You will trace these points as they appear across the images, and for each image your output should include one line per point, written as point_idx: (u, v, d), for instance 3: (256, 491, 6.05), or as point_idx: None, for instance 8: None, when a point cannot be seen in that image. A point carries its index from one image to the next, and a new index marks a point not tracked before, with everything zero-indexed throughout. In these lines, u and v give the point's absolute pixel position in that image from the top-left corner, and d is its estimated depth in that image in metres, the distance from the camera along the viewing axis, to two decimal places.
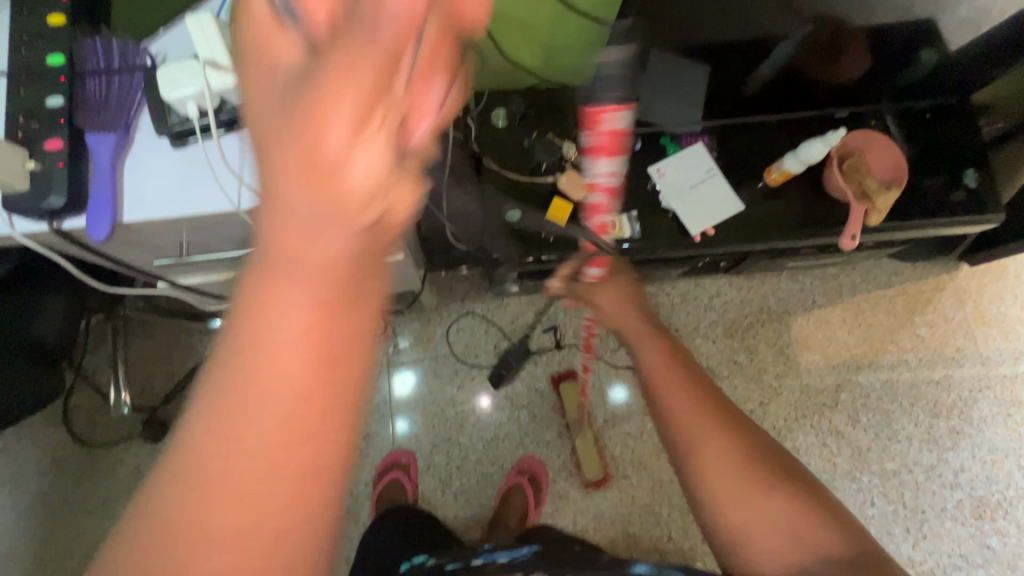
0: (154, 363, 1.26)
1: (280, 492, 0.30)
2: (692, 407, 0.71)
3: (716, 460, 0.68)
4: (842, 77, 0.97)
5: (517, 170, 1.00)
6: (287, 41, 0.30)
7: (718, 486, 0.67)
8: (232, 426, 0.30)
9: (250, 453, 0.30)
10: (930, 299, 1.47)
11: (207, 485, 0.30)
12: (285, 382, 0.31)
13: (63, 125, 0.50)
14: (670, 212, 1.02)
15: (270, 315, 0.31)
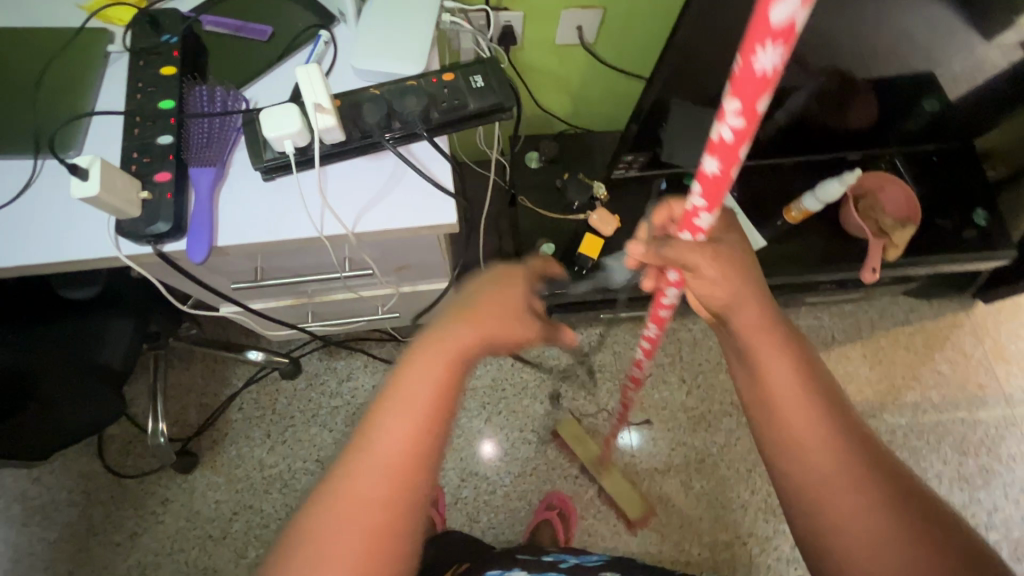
0: (190, 394, 1.29)
1: (405, 479, 0.46)
2: (795, 406, 0.51)
3: (854, 510, 0.47)
4: (850, 124, 1.05)
5: (550, 208, 1.06)
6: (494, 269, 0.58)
7: (842, 517, 0.47)
8: (385, 433, 0.47)
9: (389, 461, 0.47)
10: (949, 336, 1.50)
11: (361, 485, 0.46)
12: (392, 450, 0.47)
13: (172, 160, 0.56)
14: None
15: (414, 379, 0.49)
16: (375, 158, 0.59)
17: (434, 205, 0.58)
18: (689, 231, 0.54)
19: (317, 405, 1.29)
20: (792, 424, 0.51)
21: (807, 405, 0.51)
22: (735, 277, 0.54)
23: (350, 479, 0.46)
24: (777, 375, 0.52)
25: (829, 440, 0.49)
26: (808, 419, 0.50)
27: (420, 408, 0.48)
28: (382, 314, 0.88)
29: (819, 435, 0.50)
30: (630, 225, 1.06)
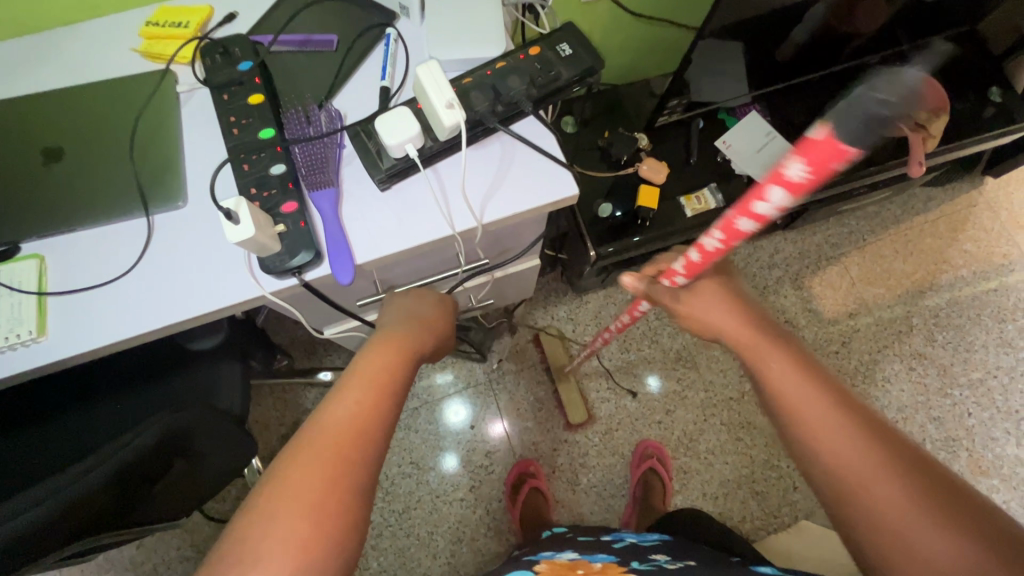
0: (271, 427, 1.29)
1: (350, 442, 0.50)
2: (792, 384, 0.55)
3: (871, 462, 0.47)
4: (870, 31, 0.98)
5: (597, 168, 1.06)
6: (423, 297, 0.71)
7: (857, 476, 0.47)
8: (334, 407, 0.53)
9: (337, 429, 0.51)
10: (968, 216, 1.57)
11: (313, 447, 0.49)
12: (360, 401, 0.54)
13: (294, 188, 0.55)
14: (745, 177, 1.07)
15: (356, 374, 0.57)
16: (486, 145, 0.59)
17: (556, 177, 0.59)
18: (670, 280, 0.67)
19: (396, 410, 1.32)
20: (789, 404, 0.53)
21: (804, 387, 0.54)
22: (720, 305, 0.65)
23: (321, 427, 0.51)
24: (775, 368, 0.57)
25: (830, 414, 0.51)
26: (808, 400, 0.53)
27: (383, 372, 0.58)
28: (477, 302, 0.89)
29: (818, 410, 0.52)
30: (677, 170, 1.07)
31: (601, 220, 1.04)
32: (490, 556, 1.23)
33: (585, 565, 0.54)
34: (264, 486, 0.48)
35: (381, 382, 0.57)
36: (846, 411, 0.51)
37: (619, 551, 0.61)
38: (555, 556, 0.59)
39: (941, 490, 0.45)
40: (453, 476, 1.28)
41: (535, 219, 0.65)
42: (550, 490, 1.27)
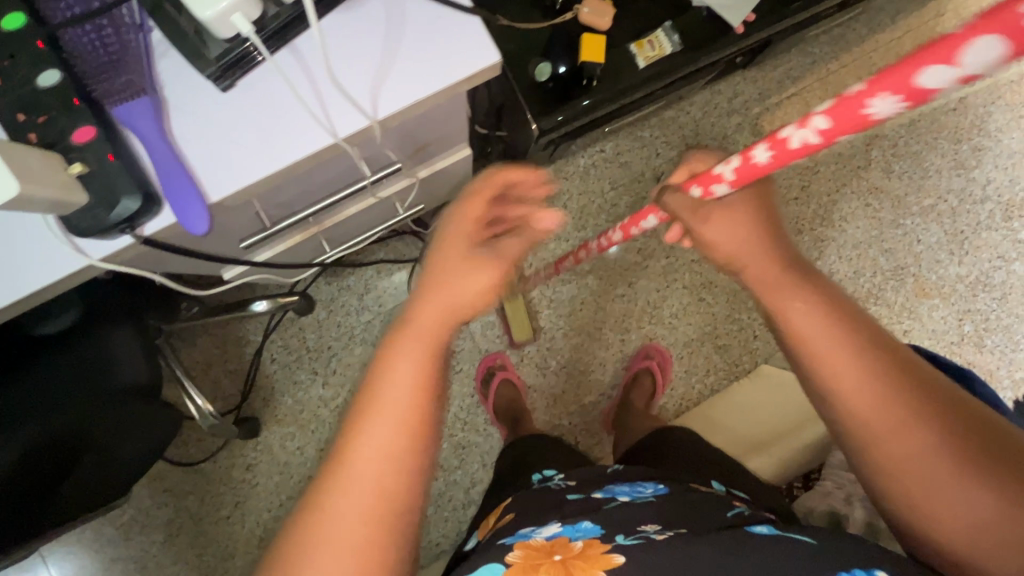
0: (215, 366, 1.19)
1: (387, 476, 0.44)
2: (820, 339, 0.49)
3: (883, 427, 0.46)
4: None
5: (527, 18, 0.85)
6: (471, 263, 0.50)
7: (881, 436, 0.47)
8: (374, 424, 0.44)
9: (379, 460, 0.44)
10: (934, 28, 1.44)
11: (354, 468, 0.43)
12: (395, 441, 0.44)
13: (81, 105, 0.38)
14: (704, 9, 0.89)
15: (401, 364, 0.46)
16: (360, 6, 0.42)
17: (464, 43, 0.43)
18: (701, 188, 0.56)
19: (350, 328, 1.22)
20: (834, 369, 0.48)
21: (849, 346, 0.48)
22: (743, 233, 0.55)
23: (338, 493, 0.43)
24: (809, 321, 0.49)
25: (871, 387, 0.47)
26: (845, 359, 0.48)
27: (417, 414, 0.45)
28: (406, 212, 0.75)
29: (850, 365, 0.47)
30: (625, 9, 0.88)
31: (539, 85, 0.86)
32: (470, 448, 1.25)
33: (563, 548, 0.51)
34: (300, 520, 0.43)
35: (422, 423, 0.45)
36: (894, 387, 0.46)
37: (607, 509, 0.57)
38: (531, 534, 0.54)
39: (972, 453, 0.45)
40: None
41: (448, 103, 0.50)
42: (520, 379, 1.26)
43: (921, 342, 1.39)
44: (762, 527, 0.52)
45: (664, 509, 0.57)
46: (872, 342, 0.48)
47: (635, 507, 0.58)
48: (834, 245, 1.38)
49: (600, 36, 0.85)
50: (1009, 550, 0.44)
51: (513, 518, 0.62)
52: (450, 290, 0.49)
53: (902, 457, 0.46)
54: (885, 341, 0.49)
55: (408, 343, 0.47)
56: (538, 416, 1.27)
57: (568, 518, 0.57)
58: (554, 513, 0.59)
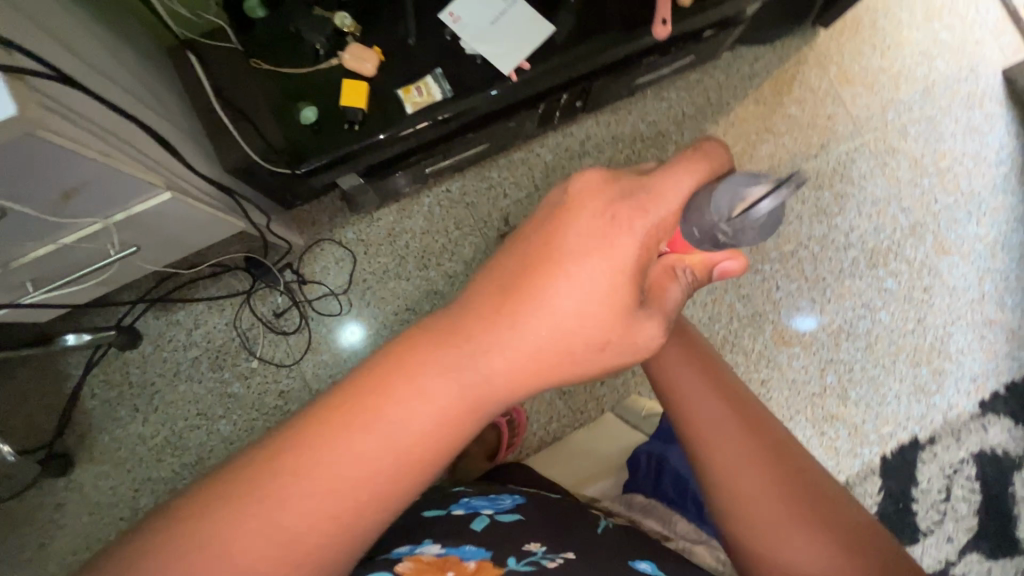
0: (33, 400, 1.17)
1: (343, 512, 0.45)
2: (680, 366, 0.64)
3: (749, 471, 0.56)
4: None
5: (295, 63, 0.88)
6: (568, 288, 0.51)
7: (752, 504, 0.55)
8: (340, 448, 0.45)
9: (346, 475, 0.45)
10: (795, 75, 1.45)
11: (321, 491, 0.44)
12: (366, 467, 0.45)
13: None
14: (478, 57, 0.90)
15: (419, 383, 0.47)
16: None
17: None
18: None
19: (175, 364, 1.20)
20: (683, 407, 0.62)
21: (765, 467, 0.57)
22: (628, 266, 0.53)
23: (347, 434, 0.45)
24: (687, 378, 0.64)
25: (715, 400, 0.61)
26: (697, 393, 0.62)
27: (404, 452, 0.46)
28: (118, 253, 0.73)
29: (704, 399, 0.62)
30: (395, 60, 0.89)
31: (307, 128, 0.87)
32: None
33: (455, 566, 0.54)
34: (220, 488, 0.45)
35: (406, 464, 0.47)
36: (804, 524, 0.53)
37: (481, 533, 0.62)
38: (420, 551, 0.57)
39: (849, 537, 0.53)
40: (245, 423, 1.20)
41: (29, 155, 0.49)
42: None
43: (780, 393, 1.35)
44: (646, 564, 0.60)
45: (539, 532, 0.62)
46: (722, 383, 0.64)
47: (478, 532, 0.62)
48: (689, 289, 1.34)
49: (364, 82, 0.87)
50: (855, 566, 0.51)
51: (382, 539, 0.65)
52: (531, 321, 0.50)
53: (761, 512, 0.55)
54: (819, 521, 0.54)
55: (421, 363, 0.48)
56: None
57: (450, 538, 0.60)
58: (422, 529, 0.64)
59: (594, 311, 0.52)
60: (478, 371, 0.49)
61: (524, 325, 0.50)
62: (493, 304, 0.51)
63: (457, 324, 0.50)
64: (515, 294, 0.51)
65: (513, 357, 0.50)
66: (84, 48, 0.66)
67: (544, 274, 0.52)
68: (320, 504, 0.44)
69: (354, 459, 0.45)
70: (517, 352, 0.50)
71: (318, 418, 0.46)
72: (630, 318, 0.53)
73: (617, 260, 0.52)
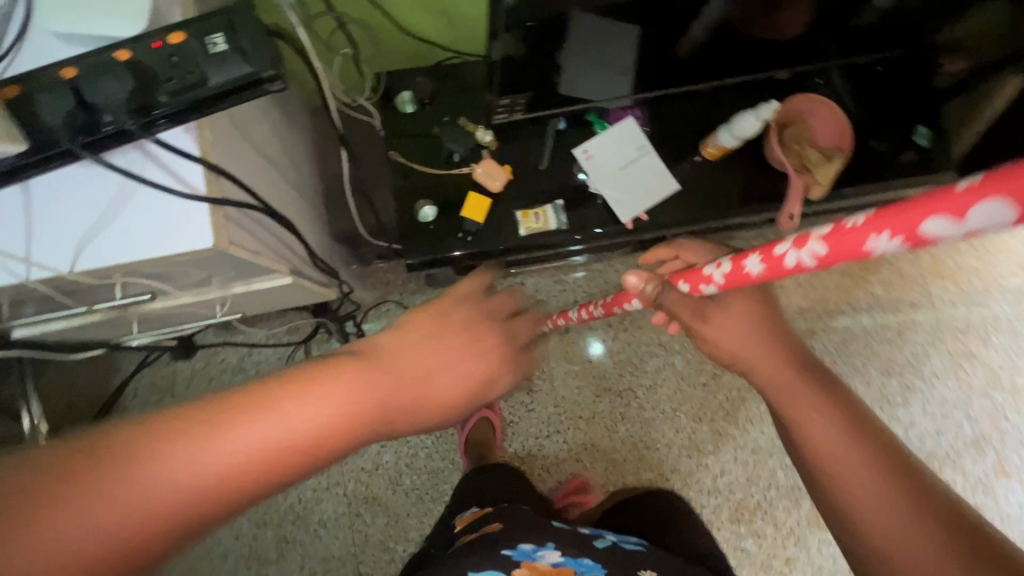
0: (79, 386, 1.19)
1: (212, 496, 0.40)
2: (788, 374, 0.57)
3: (857, 474, 0.49)
4: (780, 32, 0.83)
5: (429, 161, 0.90)
6: (445, 340, 0.55)
7: (872, 514, 0.48)
8: (202, 448, 0.40)
9: (215, 468, 0.40)
10: (887, 254, 1.43)
11: (171, 480, 0.39)
12: (243, 461, 0.41)
13: None
14: (599, 198, 0.93)
15: (292, 395, 0.44)
16: (98, 171, 0.49)
17: (178, 227, 0.48)
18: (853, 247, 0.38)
19: (220, 385, 1.22)
20: (817, 443, 0.52)
21: (880, 483, 0.48)
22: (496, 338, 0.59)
23: (224, 429, 0.41)
24: (806, 409, 0.54)
25: (823, 409, 0.54)
26: (805, 396, 0.55)
27: (300, 432, 0.44)
28: (223, 315, 0.77)
29: (811, 419, 0.54)
30: (521, 181, 0.92)
31: (422, 226, 0.90)
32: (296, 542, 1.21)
33: None
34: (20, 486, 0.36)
35: (308, 448, 0.44)
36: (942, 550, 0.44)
37: (598, 553, 0.78)
38: (536, 556, 0.74)
39: (991, 569, 0.43)
40: None
41: (197, 261, 0.55)
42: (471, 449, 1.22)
43: None
44: None
45: (651, 563, 0.77)
46: (836, 395, 0.56)
47: (594, 549, 0.79)
48: (733, 444, 1.29)
49: (488, 198, 0.90)
50: None
51: (504, 526, 0.80)
52: (422, 358, 0.53)
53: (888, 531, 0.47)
54: (939, 544, 0.44)
55: (305, 380, 0.45)
56: (374, 532, 1.22)
57: (564, 547, 0.77)
58: (544, 531, 0.79)
59: (471, 359, 0.56)
60: (358, 392, 0.48)
61: (410, 361, 0.53)
62: (372, 348, 0.53)
63: (333, 360, 0.49)
64: (393, 347, 0.53)
65: (394, 391, 0.50)
66: (259, 132, 0.70)
67: (431, 332, 0.56)
68: (204, 490, 0.40)
69: (226, 455, 0.41)
70: (401, 384, 0.51)
71: (203, 417, 0.41)
72: (488, 378, 0.57)
73: (484, 338, 0.58)
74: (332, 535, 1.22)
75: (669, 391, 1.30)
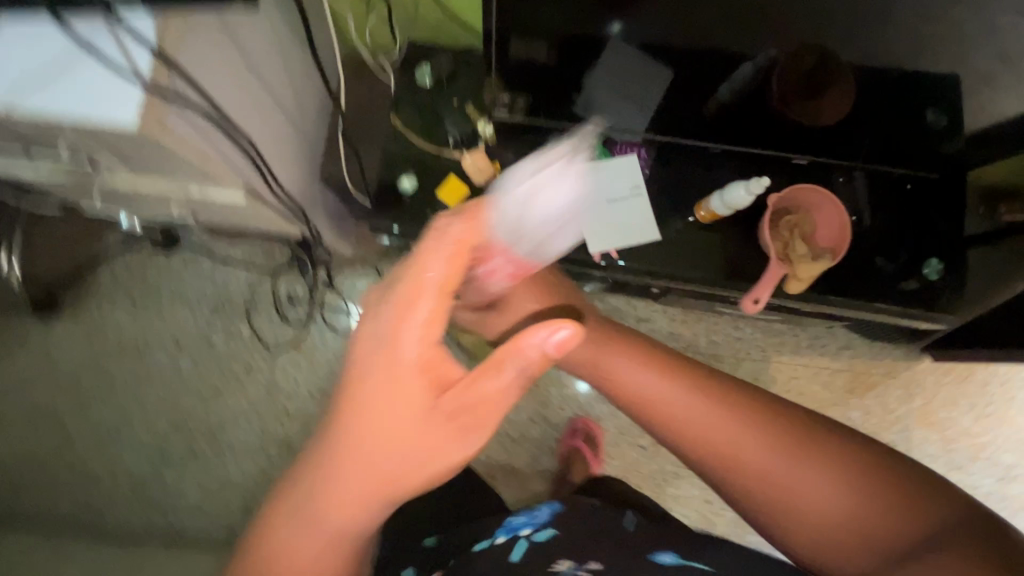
0: (65, 245, 1.25)
1: (328, 548, 0.58)
2: (670, 393, 0.67)
3: (747, 451, 0.62)
4: (815, 119, 0.86)
5: (426, 135, 0.92)
6: (398, 360, 0.56)
7: (792, 503, 0.60)
8: (279, 541, 0.58)
9: (309, 547, 0.57)
10: (877, 383, 1.34)
11: (304, 561, 0.58)
12: (316, 542, 0.57)
13: None
14: (576, 222, 0.92)
15: (325, 478, 0.56)
16: (57, 34, 0.54)
17: (110, 103, 0.53)
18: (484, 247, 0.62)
19: (185, 285, 1.25)
20: (691, 428, 0.64)
21: (762, 445, 0.62)
22: (435, 348, 0.57)
23: (285, 528, 0.58)
24: (620, 364, 0.71)
25: (696, 395, 0.66)
26: (665, 391, 0.67)
27: (352, 488, 0.56)
28: (180, 212, 0.83)
29: (688, 402, 0.65)
30: None
31: (399, 194, 0.91)
32: (196, 460, 1.21)
33: None
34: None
35: (363, 502, 0.56)
36: (819, 473, 0.60)
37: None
38: None
39: (842, 473, 0.59)
40: (203, 371, 1.24)
41: (134, 146, 0.59)
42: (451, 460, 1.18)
43: None
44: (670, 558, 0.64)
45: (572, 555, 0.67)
46: (682, 373, 0.68)
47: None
48: None
49: (468, 187, 0.91)
50: (852, 539, 0.58)
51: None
52: (384, 395, 0.55)
53: (781, 483, 0.61)
54: (821, 483, 0.60)
55: (324, 463, 0.57)
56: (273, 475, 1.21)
57: None
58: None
59: (443, 363, 0.57)
60: (357, 457, 0.56)
61: (388, 417, 0.55)
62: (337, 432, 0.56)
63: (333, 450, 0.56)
64: (359, 411, 0.56)
65: (391, 434, 0.55)
66: (261, 55, 0.73)
67: (368, 386, 0.55)
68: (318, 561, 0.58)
69: (308, 549, 0.57)
70: (394, 426, 0.55)
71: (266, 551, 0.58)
72: (456, 386, 0.57)
73: (415, 356, 0.56)
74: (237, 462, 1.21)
75: (605, 441, 1.26)
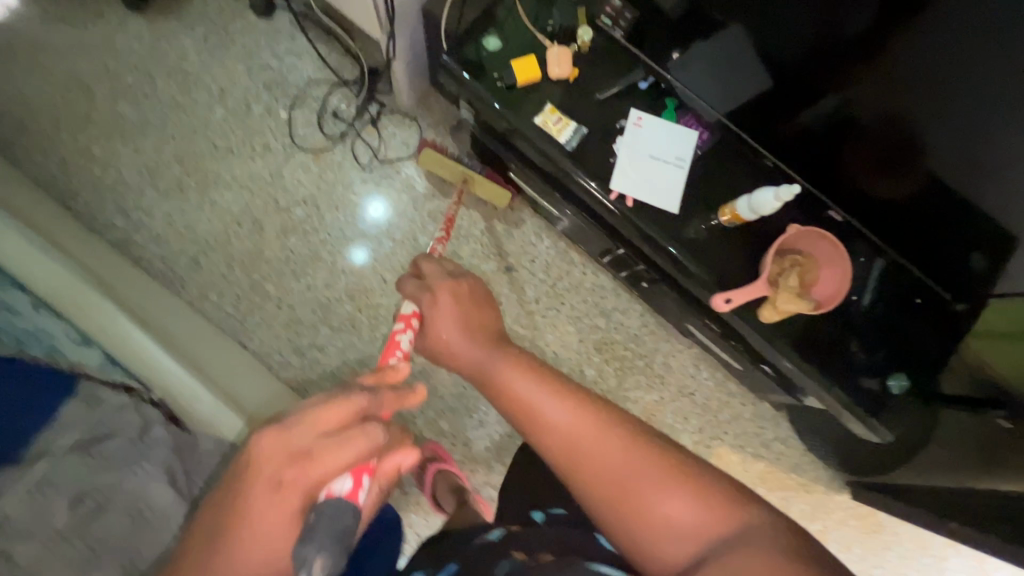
0: None
1: None
2: (520, 388, 0.71)
3: (591, 451, 0.66)
4: (875, 188, 0.87)
5: (529, 16, 0.98)
6: (260, 502, 0.50)
7: (636, 513, 0.64)
8: None
9: None
10: (790, 490, 1.32)
11: None
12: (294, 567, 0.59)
13: None
14: (613, 158, 0.96)
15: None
16: None
17: None
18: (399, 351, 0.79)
19: (256, 50, 1.31)
20: (545, 433, 0.68)
21: (615, 464, 0.65)
22: (302, 457, 0.51)
23: None
24: (511, 375, 0.72)
25: (550, 398, 0.69)
26: (530, 393, 0.70)
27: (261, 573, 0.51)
28: None
29: (555, 408, 0.69)
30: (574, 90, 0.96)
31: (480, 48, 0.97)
32: (174, 195, 1.25)
33: None
34: None
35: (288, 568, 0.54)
36: (654, 472, 0.65)
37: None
38: None
39: (676, 476, 0.65)
40: (226, 127, 1.28)
41: None
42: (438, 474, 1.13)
43: None
44: None
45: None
46: (539, 368, 0.74)
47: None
48: None
49: (540, 75, 0.95)
50: (687, 541, 0.63)
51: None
52: (265, 509, 0.50)
53: (629, 500, 0.64)
54: (653, 484, 0.64)
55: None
56: (230, 246, 1.24)
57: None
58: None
59: (318, 458, 0.51)
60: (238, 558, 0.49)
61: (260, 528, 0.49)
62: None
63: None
64: (224, 543, 0.49)
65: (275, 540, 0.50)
66: None
67: (248, 515, 0.49)
68: None
69: None
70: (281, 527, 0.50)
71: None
72: (323, 469, 0.51)
73: (280, 490, 0.50)
74: (208, 217, 1.25)
75: None
